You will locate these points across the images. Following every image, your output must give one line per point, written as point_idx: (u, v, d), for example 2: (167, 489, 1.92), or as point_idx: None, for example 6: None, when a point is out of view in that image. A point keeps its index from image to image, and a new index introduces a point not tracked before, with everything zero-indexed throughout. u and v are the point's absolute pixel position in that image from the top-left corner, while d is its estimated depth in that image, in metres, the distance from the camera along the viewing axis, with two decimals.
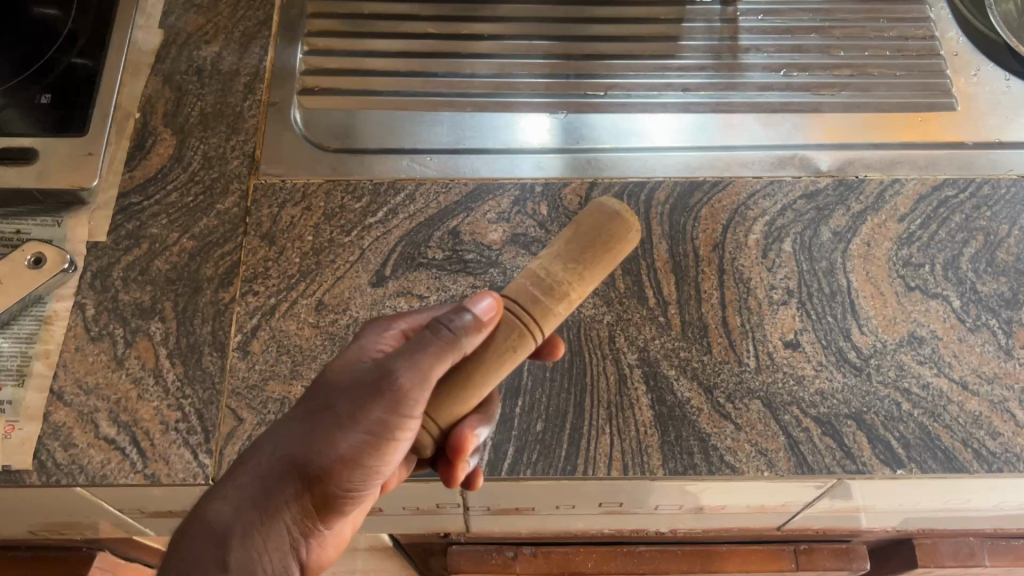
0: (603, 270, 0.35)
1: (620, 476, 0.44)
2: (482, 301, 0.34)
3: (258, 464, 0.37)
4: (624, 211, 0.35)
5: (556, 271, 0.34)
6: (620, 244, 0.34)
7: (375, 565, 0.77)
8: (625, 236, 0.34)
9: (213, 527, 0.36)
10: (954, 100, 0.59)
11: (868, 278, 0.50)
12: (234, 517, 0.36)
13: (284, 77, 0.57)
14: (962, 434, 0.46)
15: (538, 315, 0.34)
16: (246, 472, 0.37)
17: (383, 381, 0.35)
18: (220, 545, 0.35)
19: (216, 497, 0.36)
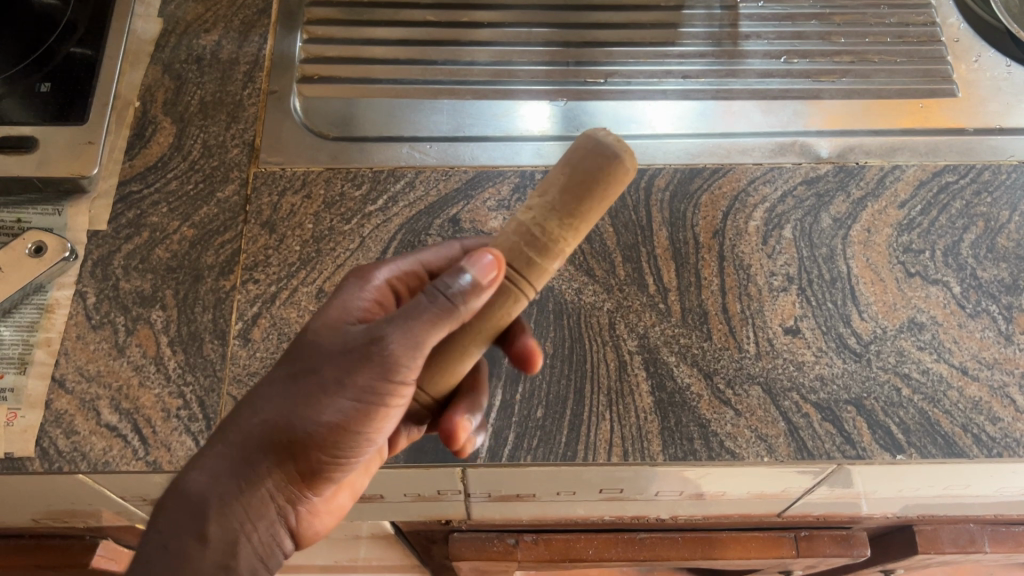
0: (601, 209, 0.32)
1: (620, 461, 0.45)
2: (483, 262, 0.32)
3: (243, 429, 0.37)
4: (618, 148, 0.31)
5: (547, 226, 0.31)
6: (616, 185, 0.31)
7: (378, 553, 0.77)
8: (620, 176, 0.31)
9: (192, 497, 0.36)
10: (954, 86, 0.59)
11: (868, 264, 0.50)
12: (213, 486, 0.37)
13: (283, 66, 0.57)
14: (962, 420, 0.46)
15: (531, 276, 0.32)
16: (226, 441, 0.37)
17: (373, 347, 0.35)
18: (199, 515, 0.36)
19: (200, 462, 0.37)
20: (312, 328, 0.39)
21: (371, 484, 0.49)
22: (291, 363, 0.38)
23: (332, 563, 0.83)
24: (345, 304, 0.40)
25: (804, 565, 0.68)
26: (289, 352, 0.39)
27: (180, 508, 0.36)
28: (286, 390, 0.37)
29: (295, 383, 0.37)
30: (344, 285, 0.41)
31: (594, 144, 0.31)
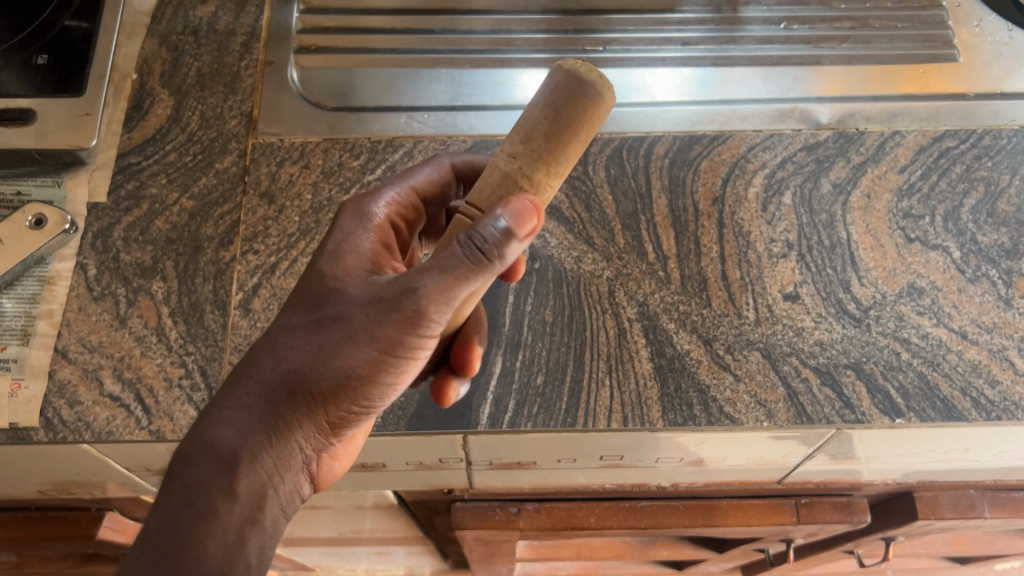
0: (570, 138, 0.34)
1: (619, 427, 0.45)
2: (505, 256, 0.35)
3: (264, 379, 0.37)
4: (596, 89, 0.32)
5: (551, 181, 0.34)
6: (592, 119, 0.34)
7: (383, 524, 0.78)
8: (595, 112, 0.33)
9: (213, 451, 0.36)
10: (956, 51, 0.58)
11: (867, 230, 0.50)
12: (241, 439, 0.37)
13: (281, 37, 0.57)
14: (961, 383, 0.46)
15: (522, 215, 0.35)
16: (248, 391, 0.37)
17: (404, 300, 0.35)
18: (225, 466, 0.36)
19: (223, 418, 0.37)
20: (327, 271, 0.38)
21: (373, 452, 0.49)
22: (310, 307, 0.37)
23: (337, 534, 0.84)
24: (352, 239, 0.40)
25: (804, 532, 0.69)
26: (304, 300, 0.38)
27: (201, 464, 0.36)
28: (311, 336, 0.37)
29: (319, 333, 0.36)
30: (346, 219, 0.41)
31: (569, 93, 0.32)
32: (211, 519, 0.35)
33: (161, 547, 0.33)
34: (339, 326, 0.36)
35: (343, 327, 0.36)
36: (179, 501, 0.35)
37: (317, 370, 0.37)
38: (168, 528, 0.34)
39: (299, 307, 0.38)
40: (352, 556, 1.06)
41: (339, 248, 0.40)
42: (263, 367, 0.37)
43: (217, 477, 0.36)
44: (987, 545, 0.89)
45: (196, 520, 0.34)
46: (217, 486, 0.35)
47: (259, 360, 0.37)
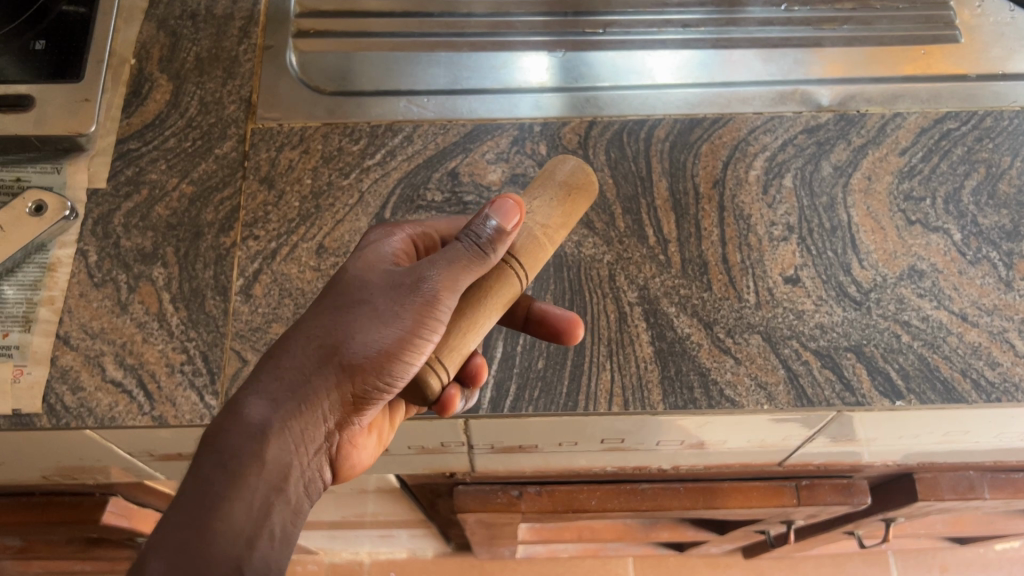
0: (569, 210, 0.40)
1: (621, 411, 0.45)
2: (505, 206, 0.36)
3: (293, 357, 0.36)
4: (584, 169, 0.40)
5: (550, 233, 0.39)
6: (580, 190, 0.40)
7: (386, 508, 0.78)
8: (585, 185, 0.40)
9: (245, 423, 0.35)
10: (958, 31, 0.58)
11: (868, 212, 0.50)
12: (271, 413, 0.36)
13: (279, 21, 0.57)
14: (961, 364, 0.46)
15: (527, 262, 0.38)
16: (277, 366, 0.36)
17: (418, 283, 0.36)
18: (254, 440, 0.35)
19: (253, 394, 0.36)
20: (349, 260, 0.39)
21: None
22: (338, 292, 0.38)
23: (340, 518, 0.84)
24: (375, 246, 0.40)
25: (805, 514, 0.69)
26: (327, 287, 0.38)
27: (231, 433, 0.35)
28: (336, 315, 0.37)
29: (345, 315, 0.36)
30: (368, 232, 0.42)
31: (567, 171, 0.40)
32: (238, 486, 0.34)
33: (187, 513, 0.32)
34: (363, 308, 0.36)
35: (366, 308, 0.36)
36: (206, 471, 0.34)
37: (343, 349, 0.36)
38: (197, 494, 0.33)
39: (323, 293, 0.38)
40: (355, 539, 1.06)
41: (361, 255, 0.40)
42: (293, 345, 0.37)
43: (246, 448, 0.35)
44: (986, 526, 0.89)
45: (223, 490, 0.33)
46: (245, 455, 0.34)
47: (289, 341, 0.37)
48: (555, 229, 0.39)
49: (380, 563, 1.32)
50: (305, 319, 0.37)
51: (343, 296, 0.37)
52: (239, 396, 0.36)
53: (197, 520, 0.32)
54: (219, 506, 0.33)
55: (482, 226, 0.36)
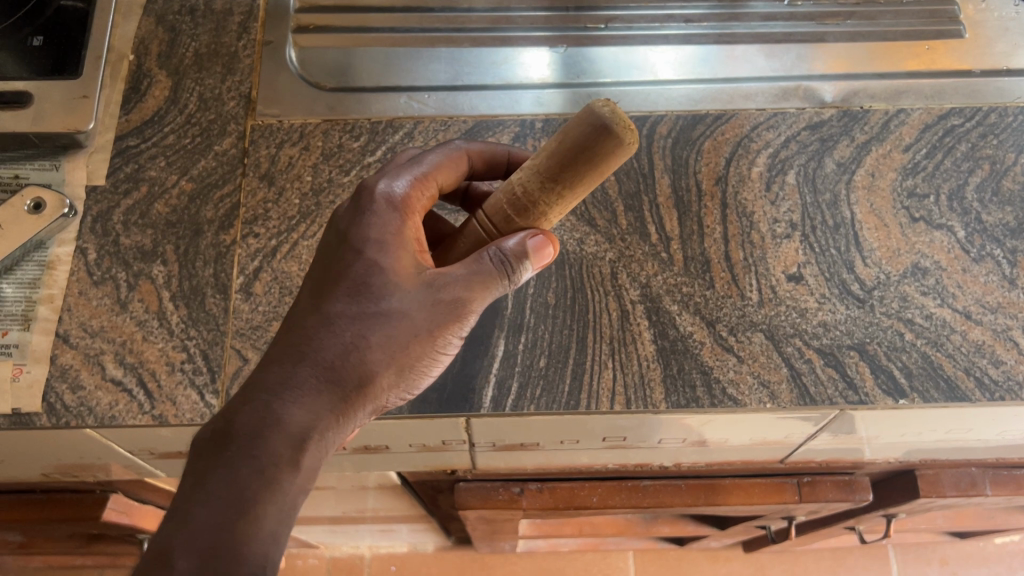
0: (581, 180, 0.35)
1: (623, 410, 0.45)
2: (535, 240, 0.38)
3: (332, 362, 0.36)
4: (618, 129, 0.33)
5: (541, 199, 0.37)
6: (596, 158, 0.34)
7: (386, 504, 0.78)
8: (606, 153, 0.34)
9: (286, 431, 0.35)
10: (962, 26, 0.58)
11: (871, 210, 0.50)
12: (312, 424, 0.35)
13: (278, 16, 0.56)
14: (965, 363, 0.46)
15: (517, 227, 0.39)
16: (314, 371, 0.36)
17: (453, 301, 0.38)
18: (295, 451, 0.35)
19: (296, 403, 0.35)
20: (379, 256, 0.38)
21: (376, 436, 0.49)
22: (372, 294, 0.37)
23: (340, 513, 0.84)
24: (388, 223, 0.39)
25: (806, 510, 0.69)
26: (353, 286, 0.37)
27: (277, 443, 0.34)
28: (375, 323, 0.37)
29: (384, 324, 0.37)
30: (373, 194, 0.39)
31: (586, 132, 0.33)
32: (280, 498, 0.34)
33: (226, 526, 0.32)
34: (401, 319, 0.38)
35: (404, 321, 0.38)
36: (239, 474, 0.33)
37: (378, 360, 0.37)
38: (242, 502, 0.33)
39: (346, 292, 0.37)
40: (356, 533, 1.06)
41: (383, 237, 0.38)
42: (329, 350, 0.36)
43: (286, 460, 0.34)
44: (987, 521, 0.89)
45: (267, 502, 0.33)
46: (287, 467, 0.34)
47: (323, 343, 0.37)
48: (548, 197, 0.36)
49: (380, 557, 1.32)
50: (336, 319, 0.37)
51: (377, 304, 0.37)
52: (277, 400, 0.35)
53: (233, 525, 0.32)
54: (254, 512, 0.33)
55: (510, 250, 0.38)
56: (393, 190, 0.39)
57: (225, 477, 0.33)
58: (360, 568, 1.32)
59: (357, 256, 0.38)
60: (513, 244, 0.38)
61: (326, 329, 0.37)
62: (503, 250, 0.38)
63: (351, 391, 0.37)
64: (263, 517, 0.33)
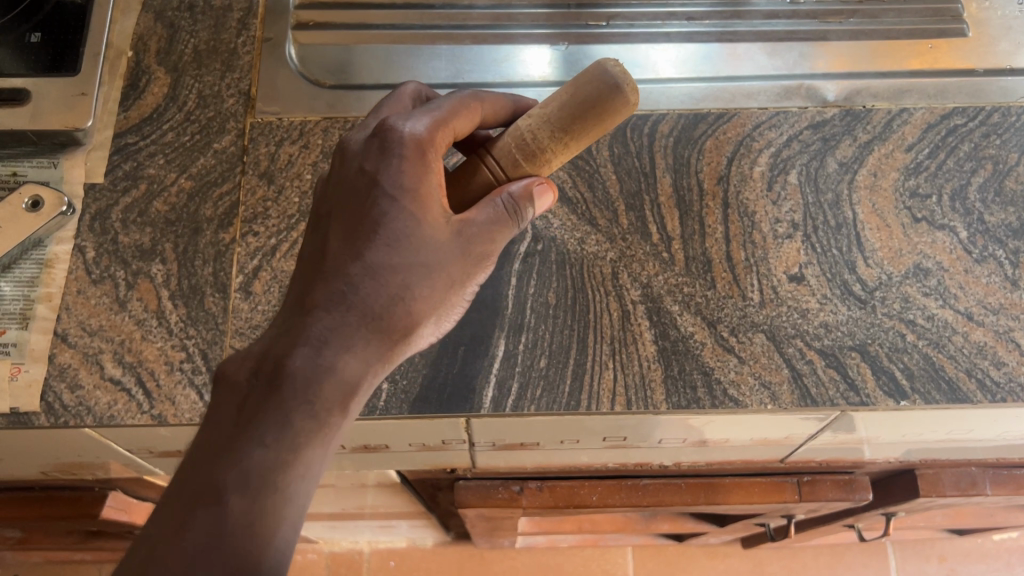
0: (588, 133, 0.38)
1: (623, 410, 0.45)
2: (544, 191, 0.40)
3: (376, 312, 0.36)
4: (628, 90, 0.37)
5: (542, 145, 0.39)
6: (609, 113, 0.38)
7: (385, 500, 0.78)
8: (617, 111, 0.38)
9: (335, 380, 0.35)
10: (965, 25, 0.57)
11: (874, 210, 0.50)
12: (356, 373, 0.36)
13: (278, 12, 0.56)
14: (967, 364, 0.46)
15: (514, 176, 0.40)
16: (360, 320, 0.36)
17: (482, 254, 0.39)
18: (342, 400, 0.35)
19: (343, 353, 0.35)
20: (419, 205, 0.37)
21: (376, 435, 0.49)
22: (414, 245, 0.37)
23: (339, 509, 0.84)
24: (417, 173, 0.37)
25: (805, 509, 0.69)
26: (396, 237, 0.37)
27: (327, 392, 0.34)
28: (416, 274, 0.37)
29: (425, 276, 0.37)
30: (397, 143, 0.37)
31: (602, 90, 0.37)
32: (327, 443, 0.35)
33: (278, 471, 0.33)
34: (440, 272, 0.38)
35: (443, 273, 0.38)
36: (292, 422, 0.34)
37: (420, 310, 0.37)
38: (294, 449, 0.33)
39: (388, 242, 0.37)
40: (354, 529, 1.07)
41: (416, 184, 0.37)
42: (375, 299, 0.36)
43: (335, 408, 0.35)
44: (986, 519, 0.89)
45: (316, 448, 0.34)
46: (336, 416, 0.35)
47: (368, 292, 0.36)
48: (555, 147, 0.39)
49: (380, 552, 1.32)
50: (379, 268, 0.36)
51: (418, 255, 0.37)
52: (324, 350, 0.35)
53: (285, 471, 0.33)
54: (302, 458, 0.34)
55: (524, 199, 0.39)
56: (415, 133, 0.38)
57: (278, 422, 0.34)
58: (359, 563, 1.32)
59: (395, 204, 0.37)
60: (519, 189, 0.39)
61: (370, 280, 0.36)
62: (511, 195, 0.39)
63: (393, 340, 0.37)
64: (310, 459, 0.34)
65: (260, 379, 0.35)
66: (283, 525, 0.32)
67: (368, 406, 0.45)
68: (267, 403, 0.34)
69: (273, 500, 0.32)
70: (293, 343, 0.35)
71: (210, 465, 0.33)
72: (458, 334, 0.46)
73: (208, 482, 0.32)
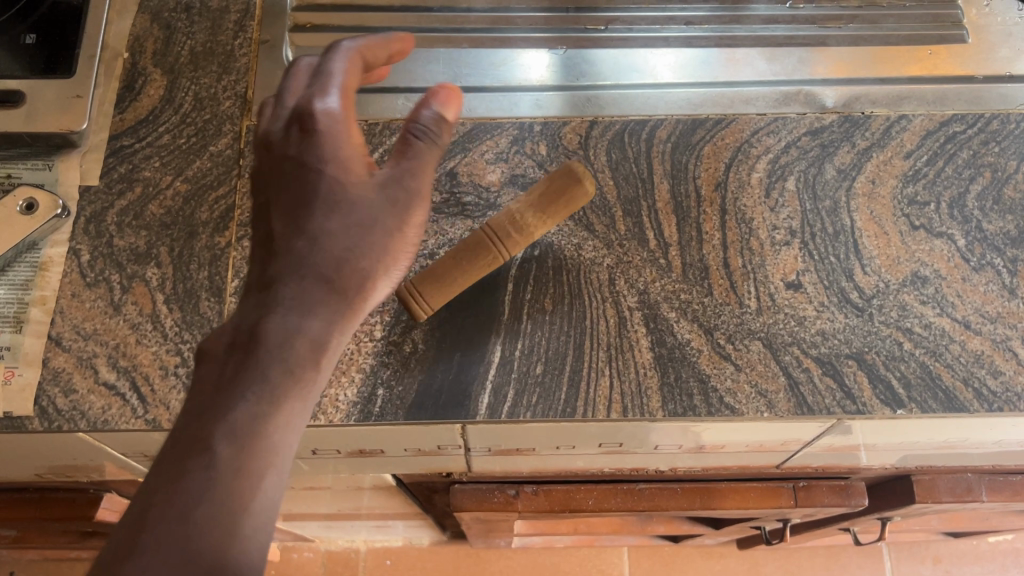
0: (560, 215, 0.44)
1: (619, 417, 0.44)
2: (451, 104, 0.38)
3: (327, 264, 0.33)
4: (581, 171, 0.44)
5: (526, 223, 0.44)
6: (575, 200, 0.44)
7: (381, 502, 0.78)
8: (579, 194, 0.44)
9: (296, 337, 0.31)
10: (965, 31, 0.57)
11: (872, 217, 0.50)
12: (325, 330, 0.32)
13: (274, 14, 0.56)
14: (964, 373, 0.46)
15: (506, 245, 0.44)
16: (313, 272, 0.33)
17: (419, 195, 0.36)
18: (313, 355, 0.32)
19: (296, 308, 0.32)
20: (346, 165, 0.35)
21: (371, 440, 0.49)
22: (353, 202, 0.34)
23: (335, 510, 0.84)
24: (334, 141, 0.35)
25: (802, 514, 0.69)
26: (337, 202, 0.34)
27: (292, 348, 0.31)
28: (362, 225, 0.34)
29: (372, 222, 0.34)
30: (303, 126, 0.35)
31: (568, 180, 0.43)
32: (303, 400, 0.31)
33: (252, 428, 0.29)
34: (385, 216, 0.35)
35: (390, 215, 0.35)
36: (267, 377, 0.30)
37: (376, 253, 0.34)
38: (264, 407, 0.30)
39: (324, 203, 0.34)
40: (350, 528, 1.06)
41: (338, 145, 0.35)
42: (324, 251, 0.33)
43: (305, 364, 0.31)
44: (982, 523, 0.89)
45: (291, 405, 0.31)
46: (306, 370, 0.31)
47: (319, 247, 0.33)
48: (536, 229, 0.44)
49: (376, 551, 1.32)
50: (324, 227, 0.33)
51: (359, 211, 0.34)
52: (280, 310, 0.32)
53: (264, 428, 0.30)
54: (278, 416, 0.30)
55: (433, 121, 0.37)
56: (330, 108, 0.35)
57: (244, 386, 0.30)
58: (355, 563, 1.32)
59: (322, 173, 0.34)
60: (426, 114, 0.37)
61: (319, 239, 0.33)
62: (418, 122, 0.37)
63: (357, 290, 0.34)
64: (291, 413, 0.31)
65: (224, 356, 0.31)
66: (268, 476, 0.29)
67: (363, 412, 0.44)
68: (234, 373, 0.30)
69: (258, 449, 0.29)
70: (255, 315, 0.32)
71: (190, 423, 0.30)
72: (454, 341, 0.46)
73: (190, 449, 0.29)
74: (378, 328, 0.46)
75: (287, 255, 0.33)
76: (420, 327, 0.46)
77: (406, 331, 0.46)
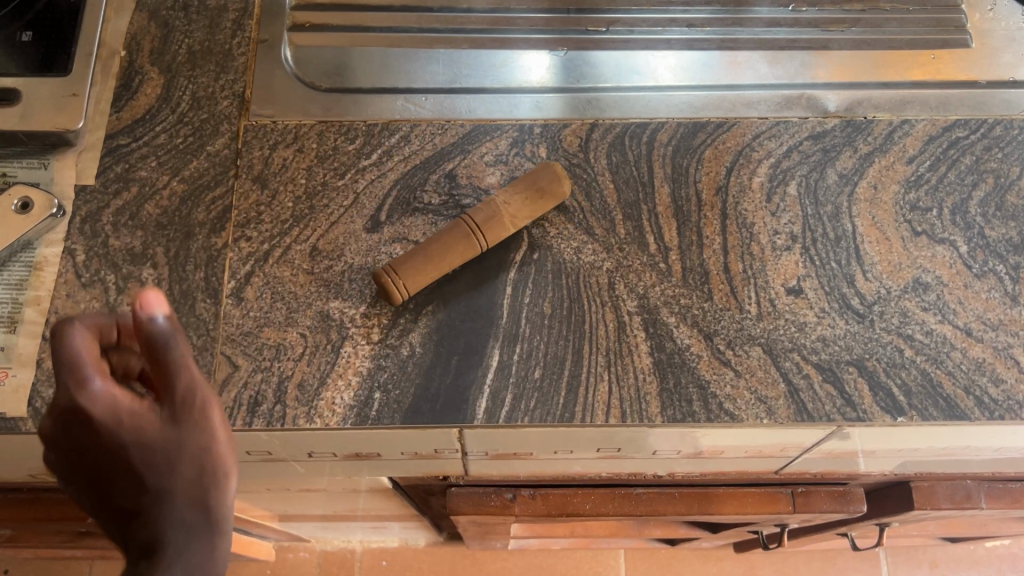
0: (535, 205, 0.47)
1: (618, 423, 0.44)
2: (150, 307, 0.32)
3: (147, 450, 0.32)
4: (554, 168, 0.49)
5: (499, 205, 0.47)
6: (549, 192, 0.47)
7: (378, 504, 0.77)
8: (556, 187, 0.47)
9: (158, 518, 0.31)
10: (969, 35, 0.57)
11: (873, 223, 0.49)
12: (178, 475, 0.32)
13: (274, 13, 0.55)
14: (965, 381, 0.45)
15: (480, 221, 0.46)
16: (155, 479, 0.32)
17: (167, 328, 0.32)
18: (183, 532, 0.32)
19: (152, 494, 0.32)
20: (87, 436, 0.32)
21: (368, 444, 0.48)
22: (110, 395, 0.32)
23: (331, 512, 0.83)
24: (99, 496, 0.32)
25: (800, 519, 0.68)
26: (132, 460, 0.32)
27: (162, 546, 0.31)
28: (122, 401, 0.32)
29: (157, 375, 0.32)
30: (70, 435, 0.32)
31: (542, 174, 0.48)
32: (201, 550, 0.32)
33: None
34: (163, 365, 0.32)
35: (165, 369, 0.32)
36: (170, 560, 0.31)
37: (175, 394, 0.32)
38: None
39: (125, 472, 0.32)
40: (345, 529, 1.06)
41: (114, 433, 0.32)
42: (136, 426, 0.32)
43: (182, 526, 0.32)
44: (979, 529, 0.89)
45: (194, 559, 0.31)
46: (185, 533, 0.32)
47: (151, 523, 0.31)
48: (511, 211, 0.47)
49: (372, 551, 1.32)
50: (151, 499, 0.32)
51: (113, 406, 0.32)
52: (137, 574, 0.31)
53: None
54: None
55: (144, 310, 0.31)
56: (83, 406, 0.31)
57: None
58: (351, 563, 1.31)
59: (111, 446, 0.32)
60: (154, 325, 0.32)
61: (152, 509, 0.32)
62: (153, 337, 0.32)
63: (182, 454, 0.32)
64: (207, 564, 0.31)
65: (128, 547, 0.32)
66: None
67: (359, 416, 0.44)
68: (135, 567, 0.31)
69: None
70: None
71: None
72: (452, 344, 0.45)
73: None
74: (376, 331, 0.45)
75: (148, 514, 0.32)
76: (418, 330, 0.46)
77: (404, 334, 0.45)
